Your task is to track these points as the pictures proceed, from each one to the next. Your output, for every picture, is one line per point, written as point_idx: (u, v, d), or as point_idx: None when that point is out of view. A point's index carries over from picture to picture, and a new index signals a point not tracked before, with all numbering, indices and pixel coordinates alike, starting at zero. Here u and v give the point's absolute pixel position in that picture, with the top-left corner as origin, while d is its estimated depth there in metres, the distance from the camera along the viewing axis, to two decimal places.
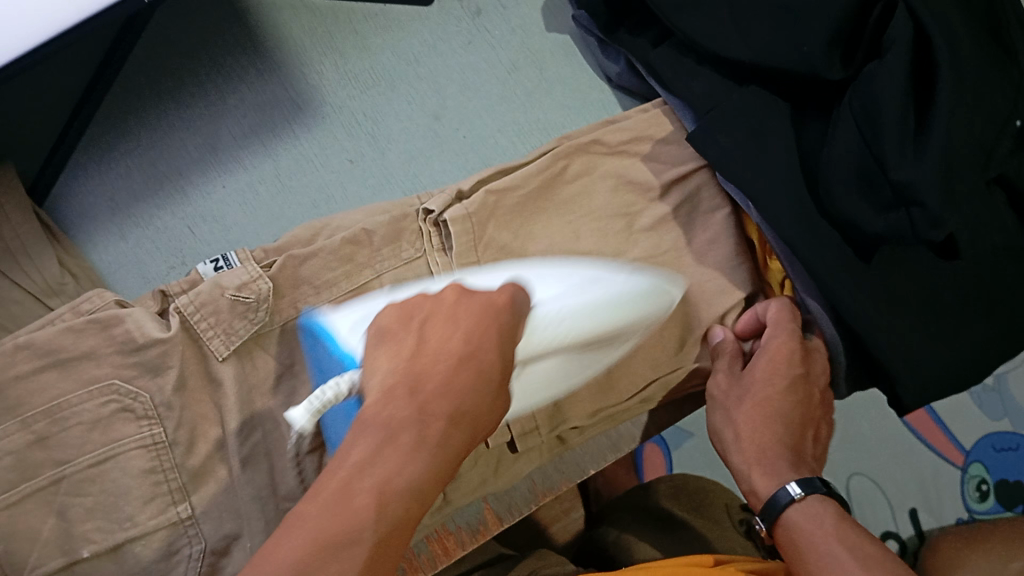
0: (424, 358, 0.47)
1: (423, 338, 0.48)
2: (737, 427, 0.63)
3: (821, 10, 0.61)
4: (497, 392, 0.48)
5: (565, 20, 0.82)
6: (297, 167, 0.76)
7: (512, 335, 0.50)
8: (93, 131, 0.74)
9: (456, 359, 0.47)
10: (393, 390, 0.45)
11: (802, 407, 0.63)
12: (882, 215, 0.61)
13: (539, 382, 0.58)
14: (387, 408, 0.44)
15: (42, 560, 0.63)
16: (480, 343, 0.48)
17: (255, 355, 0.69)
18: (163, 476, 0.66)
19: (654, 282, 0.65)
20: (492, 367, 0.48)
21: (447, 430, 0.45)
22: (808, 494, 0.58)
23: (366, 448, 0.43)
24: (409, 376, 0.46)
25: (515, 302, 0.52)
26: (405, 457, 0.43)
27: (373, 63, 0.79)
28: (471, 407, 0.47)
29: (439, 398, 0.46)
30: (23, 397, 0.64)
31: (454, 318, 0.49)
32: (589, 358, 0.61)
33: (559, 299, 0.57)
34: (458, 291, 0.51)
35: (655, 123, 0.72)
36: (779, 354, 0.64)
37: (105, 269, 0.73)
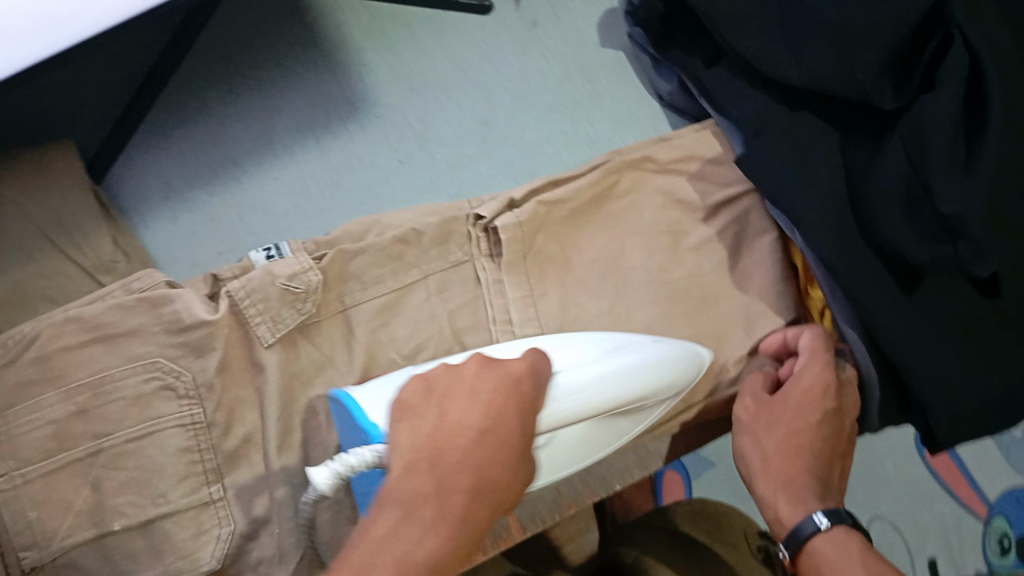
0: (442, 433, 0.53)
1: (443, 414, 0.54)
2: (762, 453, 0.63)
3: (873, 35, 0.62)
4: (518, 455, 0.55)
5: (620, 35, 0.84)
6: (347, 164, 0.78)
7: (532, 406, 0.57)
8: (153, 115, 0.76)
9: (475, 434, 0.54)
10: (414, 468, 0.51)
11: (833, 439, 0.63)
12: (927, 244, 0.62)
13: (565, 450, 0.61)
14: (411, 483, 0.51)
15: (72, 530, 0.64)
16: (496, 414, 0.55)
17: (300, 345, 0.70)
18: (199, 456, 0.67)
19: (685, 348, 0.66)
20: (510, 434, 0.54)
21: (465, 502, 0.52)
22: (835, 524, 0.58)
23: (389, 521, 0.50)
24: (427, 455, 0.52)
25: (536, 368, 0.58)
26: (423, 533, 0.50)
27: (428, 68, 0.81)
28: (488, 481, 0.53)
29: (460, 471, 0.52)
30: (67, 367, 0.65)
31: (474, 395, 0.55)
32: (617, 426, 0.64)
33: (579, 372, 0.61)
34: (481, 363, 0.57)
35: (704, 142, 0.74)
36: (815, 384, 0.63)
37: (154, 250, 0.74)
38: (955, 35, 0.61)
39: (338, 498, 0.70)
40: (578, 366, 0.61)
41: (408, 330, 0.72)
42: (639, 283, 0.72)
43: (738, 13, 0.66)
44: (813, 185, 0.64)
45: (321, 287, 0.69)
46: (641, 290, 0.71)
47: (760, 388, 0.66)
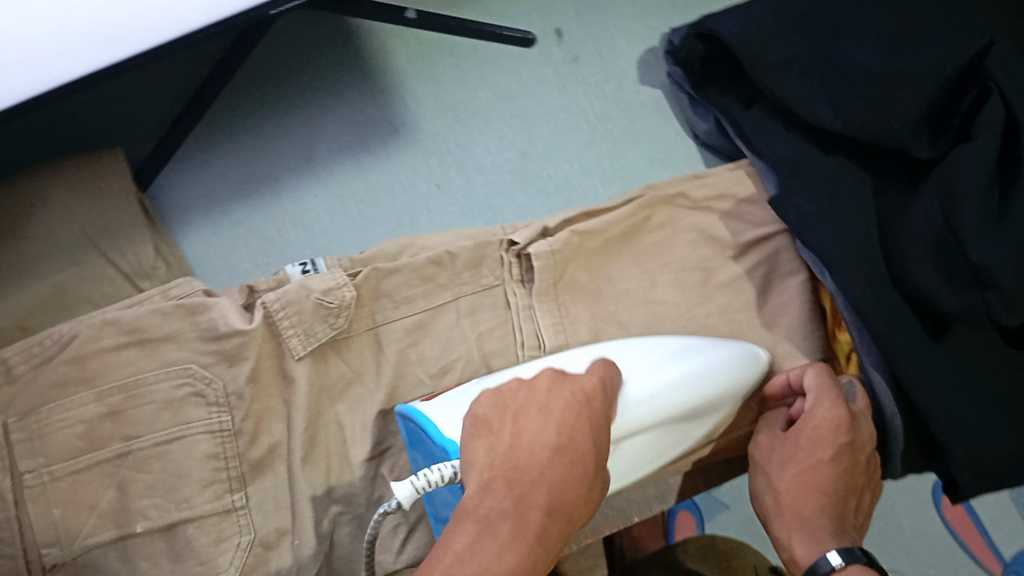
0: (519, 451, 0.52)
1: (517, 431, 0.53)
2: (774, 491, 0.63)
3: (906, 87, 0.63)
4: (590, 477, 0.53)
5: (659, 74, 0.86)
6: (386, 185, 0.79)
7: (603, 421, 0.56)
8: (202, 130, 0.78)
9: (549, 452, 0.52)
10: (491, 486, 0.50)
11: (847, 476, 0.62)
12: (958, 292, 0.61)
13: (631, 459, 0.62)
14: (489, 502, 0.49)
15: (95, 530, 0.65)
16: (569, 433, 0.53)
17: (330, 359, 0.71)
18: (224, 464, 0.68)
19: (743, 351, 0.67)
20: (584, 454, 0.53)
21: (542, 522, 0.50)
22: (849, 563, 0.57)
23: (467, 537, 0.48)
24: (504, 472, 0.51)
25: (605, 382, 0.58)
26: (502, 550, 0.48)
27: (469, 97, 0.83)
28: (563, 501, 0.51)
29: (537, 489, 0.51)
30: (102, 370, 0.67)
31: (547, 411, 0.54)
32: (680, 431, 0.64)
33: (649, 379, 0.62)
34: (552, 378, 0.56)
35: (738, 182, 0.75)
36: (825, 421, 0.62)
37: (193, 260, 0.76)
38: (992, 87, 0.61)
39: (358, 513, 0.71)
40: (646, 373, 0.62)
41: (438, 349, 0.73)
42: (668, 319, 0.73)
43: (774, 58, 0.68)
44: (847, 228, 0.65)
45: (354, 303, 0.70)
46: (668, 325, 0.72)
47: (774, 427, 0.67)
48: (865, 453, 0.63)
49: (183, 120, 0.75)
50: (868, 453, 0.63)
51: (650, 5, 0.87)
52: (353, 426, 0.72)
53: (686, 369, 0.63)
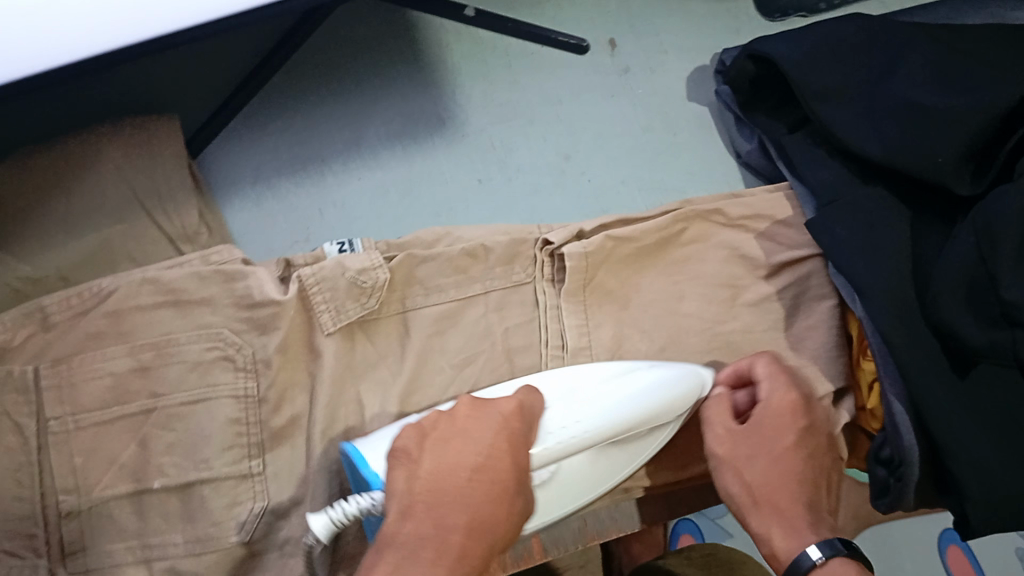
0: (439, 475, 0.56)
1: (437, 460, 0.57)
2: (748, 485, 0.64)
3: (952, 122, 0.64)
4: (510, 495, 0.57)
5: (707, 91, 0.87)
6: (428, 177, 0.81)
7: (522, 442, 0.59)
8: (255, 105, 0.80)
9: (468, 475, 0.56)
10: (411, 510, 0.54)
11: (813, 458, 0.65)
12: (984, 330, 0.61)
13: (570, 483, 0.64)
14: (410, 527, 0.54)
15: (114, 482, 0.67)
16: (488, 455, 0.57)
17: (357, 339, 0.73)
18: (246, 429, 0.69)
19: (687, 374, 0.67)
20: (503, 474, 0.57)
21: (464, 540, 0.54)
22: (830, 557, 0.59)
23: (392, 563, 0.53)
24: (424, 496, 0.55)
25: (525, 406, 0.61)
26: (424, 568, 0.52)
27: (517, 98, 0.84)
28: (484, 519, 0.56)
29: (456, 510, 0.55)
30: (136, 326, 0.68)
31: (466, 437, 0.58)
32: (619, 457, 0.66)
33: (571, 407, 0.63)
34: (472, 405, 0.60)
35: (776, 204, 0.75)
36: (784, 406, 0.64)
37: (234, 231, 0.78)
38: None
39: None
40: (574, 400, 0.63)
41: (462, 341, 0.74)
42: (691, 331, 0.73)
43: (821, 87, 0.70)
44: (879, 254, 0.65)
45: (387, 285, 0.72)
46: (693, 339, 0.73)
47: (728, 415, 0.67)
48: (823, 433, 0.66)
49: (239, 93, 0.77)
50: (825, 434, 0.67)
51: (702, 24, 0.89)
52: (373, 407, 0.72)
53: (609, 396, 0.64)
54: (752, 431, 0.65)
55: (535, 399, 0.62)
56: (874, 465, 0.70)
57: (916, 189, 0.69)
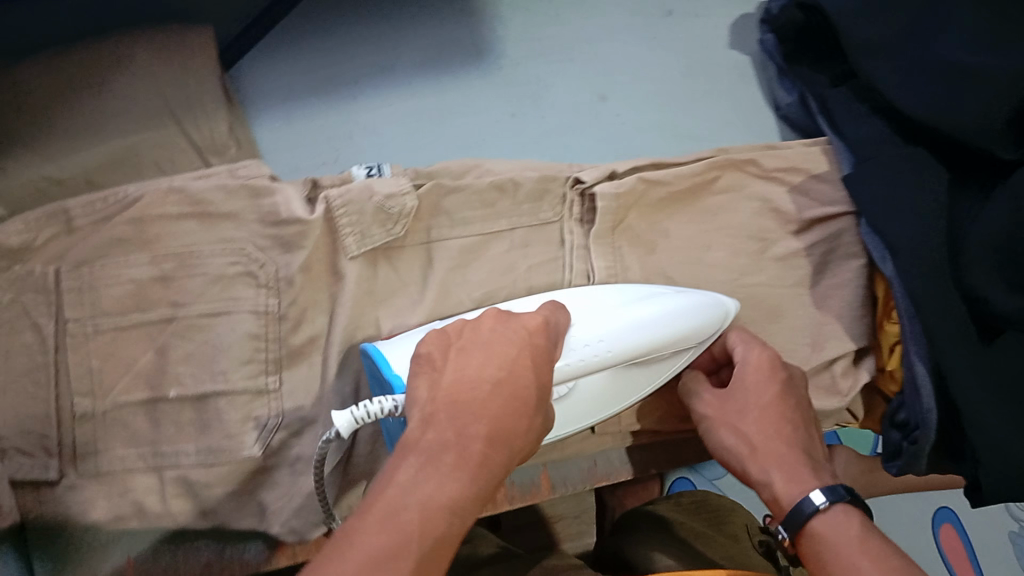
0: (460, 384, 0.52)
1: (457, 368, 0.54)
2: (745, 439, 0.63)
3: (1006, 79, 0.61)
4: (528, 409, 0.53)
5: (750, 41, 0.87)
6: (461, 107, 0.81)
7: (545, 358, 0.57)
8: (289, 23, 0.81)
9: (490, 385, 0.52)
10: (432, 418, 0.50)
11: (799, 408, 0.64)
12: (1015, 296, 0.61)
13: (582, 401, 0.65)
14: (431, 433, 0.49)
15: (129, 388, 0.67)
16: (511, 368, 0.54)
17: (380, 266, 0.72)
18: (264, 345, 0.69)
19: (710, 300, 0.67)
20: (528, 387, 0.54)
21: (486, 450, 0.50)
22: (833, 503, 0.57)
23: (412, 467, 0.48)
24: (446, 404, 0.51)
25: (551, 321, 0.60)
26: (442, 478, 0.47)
27: (553, 34, 0.84)
28: (507, 430, 0.52)
29: (478, 420, 0.50)
30: (160, 234, 0.67)
31: (485, 347, 0.55)
32: (635, 377, 0.67)
33: (596, 324, 0.63)
34: (497, 317, 0.58)
35: (815, 159, 0.74)
36: (763, 361, 0.65)
37: (263, 146, 0.78)
38: None
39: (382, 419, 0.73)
40: (593, 317, 0.64)
41: (484, 276, 0.73)
42: (715, 280, 0.74)
43: (864, 41, 0.69)
44: (914, 214, 0.65)
45: (414, 213, 0.71)
46: (720, 288, 0.74)
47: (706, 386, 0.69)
48: (801, 389, 0.67)
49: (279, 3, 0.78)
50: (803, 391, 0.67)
51: None
52: (391, 330, 0.72)
53: (626, 318, 0.64)
54: (733, 393, 0.66)
55: (561, 316, 0.61)
56: (887, 428, 0.71)
57: (961, 154, 0.67)
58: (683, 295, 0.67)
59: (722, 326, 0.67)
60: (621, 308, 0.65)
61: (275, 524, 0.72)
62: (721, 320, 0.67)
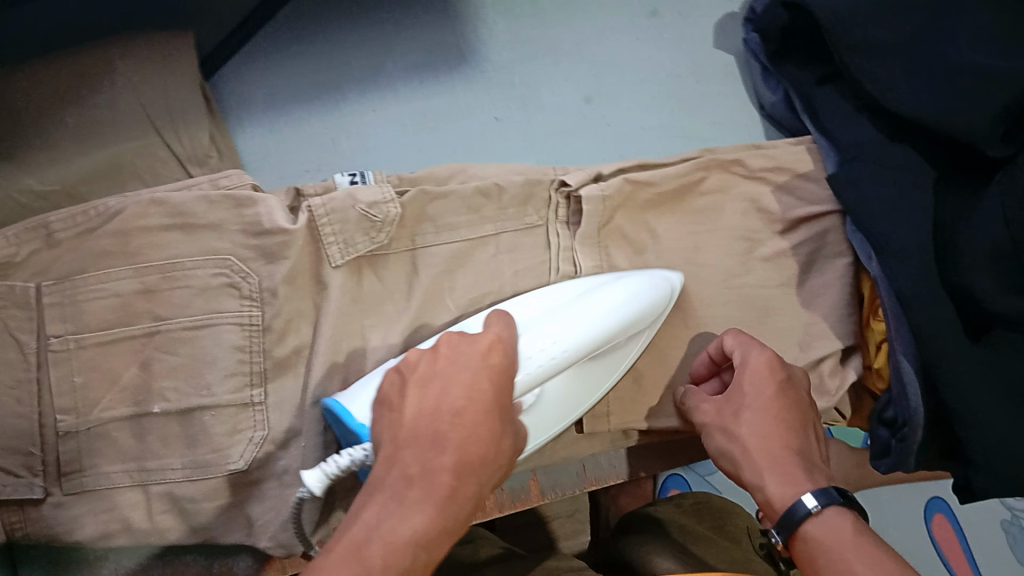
0: (423, 417, 0.53)
1: (419, 401, 0.54)
2: (741, 440, 0.62)
3: (1001, 78, 0.61)
4: (495, 431, 0.54)
5: (735, 39, 0.86)
6: (447, 112, 0.80)
7: (505, 377, 0.57)
8: (270, 29, 0.79)
9: (453, 414, 0.53)
10: (397, 455, 0.52)
11: (799, 411, 0.63)
12: (1006, 295, 0.61)
13: (550, 402, 0.66)
14: (397, 469, 0.51)
15: (114, 403, 0.66)
16: (471, 393, 0.54)
17: (364, 274, 0.72)
18: (249, 357, 0.68)
19: (654, 280, 0.69)
20: (491, 408, 0.55)
21: (453, 482, 0.51)
22: (825, 506, 0.56)
23: (377, 505, 0.50)
24: (408, 441, 0.52)
25: (506, 338, 0.59)
26: (408, 512, 0.49)
27: (540, 35, 0.83)
28: (471, 459, 0.52)
29: (443, 452, 0.52)
30: (141, 247, 0.67)
31: (444, 374, 0.55)
32: (596, 370, 0.68)
33: (552, 328, 0.63)
34: (453, 343, 0.57)
35: (801, 157, 0.74)
36: (760, 365, 0.64)
37: (247, 156, 0.78)
38: None
39: None
40: (549, 322, 0.63)
41: (470, 282, 0.73)
42: (702, 281, 0.73)
43: (866, 39, 0.66)
44: (904, 215, 0.64)
45: (398, 221, 0.71)
46: (708, 289, 0.73)
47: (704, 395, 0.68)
48: (804, 389, 0.66)
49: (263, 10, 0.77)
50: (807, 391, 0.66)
51: None
52: (377, 339, 0.71)
53: (581, 314, 0.64)
54: (733, 396, 0.65)
55: (513, 327, 0.61)
56: (876, 426, 0.70)
57: (949, 151, 0.66)
58: (627, 280, 0.68)
59: (667, 302, 0.70)
60: (574, 303, 0.66)
61: (263, 537, 0.70)
62: (667, 298, 0.69)
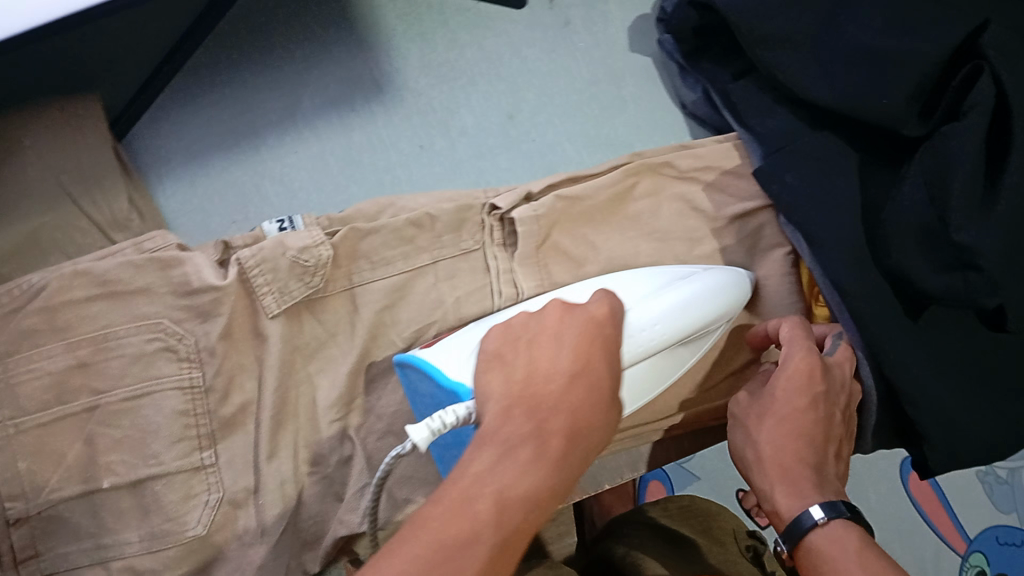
0: (535, 377, 0.51)
1: (531, 362, 0.52)
2: (757, 448, 0.61)
3: (910, 57, 0.62)
4: (605, 402, 0.52)
5: (648, 40, 0.85)
6: (369, 145, 0.79)
7: (615, 345, 0.56)
8: (177, 82, 0.78)
9: (567, 377, 0.51)
10: (512, 411, 0.49)
11: (825, 425, 0.61)
12: (941, 274, 0.61)
13: (637, 383, 0.63)
14: (511, 425, 0.48)
15: (62, 484, 0.64)
16: (584, 360, 0.53)
17: (304, 320, 0.70)
18: (195, 421, 0.67)
19: (736, 273, 0.68)
20: (602, 377, 0.53)
21: (563, 446, 0.49)
22: (831, 518, 0.56)
23: (490, 456, 0.47)
24: (522, 398, 0.50)
25: (614, 312, 0.57)
26: (523, 469, 0.47)
27: (455, 58, 0.83)
28: (582, 425, 0.51)
29: (556, 414, 0.50)
30: (70, 321, 0.65)
31: (558, 340, 0.54)
32: (683, 356, 0.66)
33: (652, 307, 0.62)
34: (562, 310, 0.55)
35: (725, 155, 0.74)
36: (800, 369, 0.61)
37: (170, 214, 0.76)
38: (985, 69, 0.61)
39: (328, 473, 0.71)
40: (645, 301, 0.63)
41: (414, 314, 0.72)
42: None
43: (775, 31, 0.66)
44: (833, 202, 0.65)
45: (331, 262, 0.69)
46: None
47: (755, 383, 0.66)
48: (842, 396, 0.62)
49: (165, 66, 0.77)
50: (841, 405, 0.63)
51: None
52: (325, 388, 0.71)
53: (679, 297, 0.63)
54: (769, 397, 0.63)
55: (617, 304, 0.58)
56: None
57: (866, 132, 0.68)
58: (714, 269, 0.67)
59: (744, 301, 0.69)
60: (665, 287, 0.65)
61: None
62: (745, 294, 0.68)
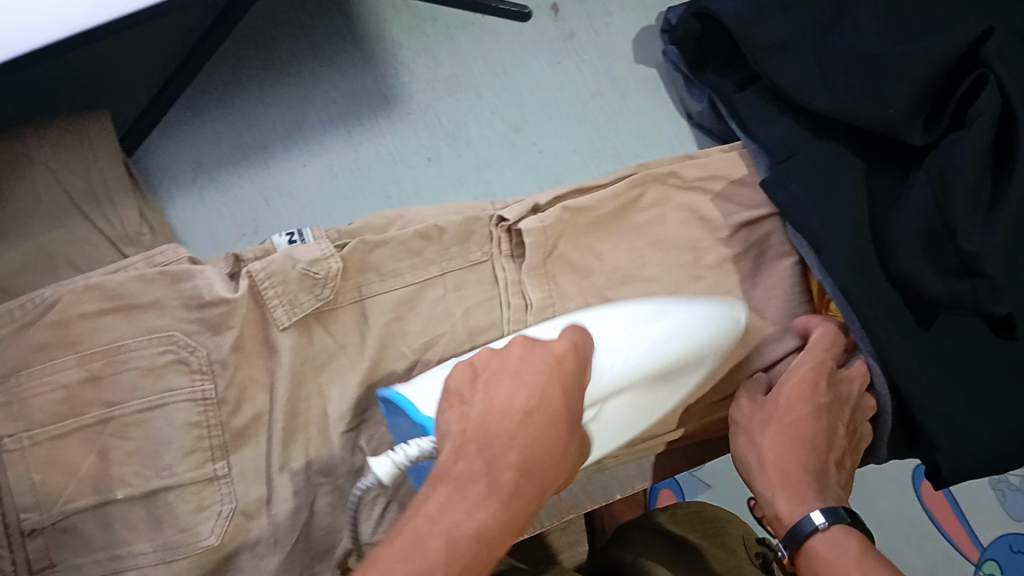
0: (491, 414, 0.51)
1: (488, 399, 0.52)
2: (760, 452, 0.63)
3: (914, 65, 0.62)
4: (562, 435, 0.52)
5: (653, 52, 0.86)
6: (376, 159, 0.80)
7: (577, 383, 0.55)
8: (186, 97, 0.79)
9: (521, 415, 0.51)
10: (463, 449, 0.50)
11: (829, 434, 0.63)
12: (945, 279, 0.62)
13: (609, 423, 0.62)
14: (462, 464, 0.49)
15: (75, 496, 0.65)
16: (541, 395, 0.53)
17: (314, 331, 0.71)
18: (206, 432, 0.67)
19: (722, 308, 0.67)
20: (572, 414, 0.54)
21: (516, 481, 0.50)
22: (832, 524, 0.57)
23: (441, 497, 0.48)
24: (476, 436, 0.51)
25: (578, 347, 0.57)
26: (471, 508, 0.48)
27: (461, 70, 0.83)
28: (538, 459, 0.51)
29: (509, 451, 0.50)
30: (82, 335, 0.66)
31: (517, 376, 0.53)
32: (660, 394, 0.65)
33: (623, 345, 0.61)
34: (524, 345, 0.55)
35: (732, 164, 0.75)
36: (806, 377, 0.64)
37: (179, 229, 0.77)
38: (990, 77, 0.61)
39: (339, 484, 0.72)
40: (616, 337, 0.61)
41: (422, 325, 0.72)
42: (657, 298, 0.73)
43: (771, 41, 0.67)
44: (835, 210, 0.65)
45: (341, 274, 0.69)
46: None
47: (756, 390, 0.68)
48: (847, 405, 0.64)
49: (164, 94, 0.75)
50: (846, 418, 0.64)
51: None
52: (335, 397, 0.71)
53: (650, 336, 0.62)
54: (773, 404, 0.65)
55: (586, 340, 0.58)
56: None
57: (872, 142, 0.68)
58: (696, 305, 0.66)
59: (733, 337, 0.67)
60: (641, 325, 0.63)
61: None
62: (734, 330, 0.67)
